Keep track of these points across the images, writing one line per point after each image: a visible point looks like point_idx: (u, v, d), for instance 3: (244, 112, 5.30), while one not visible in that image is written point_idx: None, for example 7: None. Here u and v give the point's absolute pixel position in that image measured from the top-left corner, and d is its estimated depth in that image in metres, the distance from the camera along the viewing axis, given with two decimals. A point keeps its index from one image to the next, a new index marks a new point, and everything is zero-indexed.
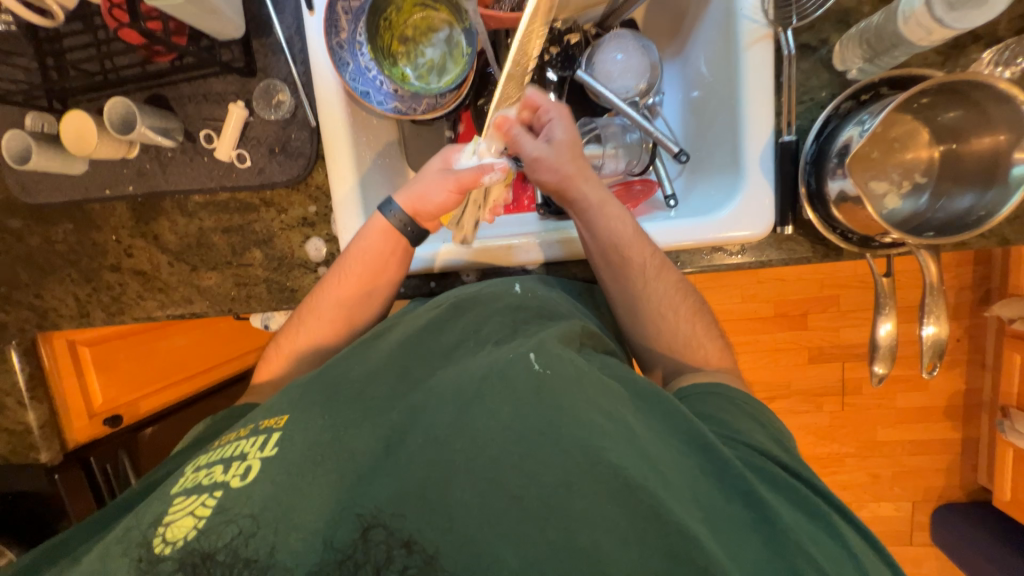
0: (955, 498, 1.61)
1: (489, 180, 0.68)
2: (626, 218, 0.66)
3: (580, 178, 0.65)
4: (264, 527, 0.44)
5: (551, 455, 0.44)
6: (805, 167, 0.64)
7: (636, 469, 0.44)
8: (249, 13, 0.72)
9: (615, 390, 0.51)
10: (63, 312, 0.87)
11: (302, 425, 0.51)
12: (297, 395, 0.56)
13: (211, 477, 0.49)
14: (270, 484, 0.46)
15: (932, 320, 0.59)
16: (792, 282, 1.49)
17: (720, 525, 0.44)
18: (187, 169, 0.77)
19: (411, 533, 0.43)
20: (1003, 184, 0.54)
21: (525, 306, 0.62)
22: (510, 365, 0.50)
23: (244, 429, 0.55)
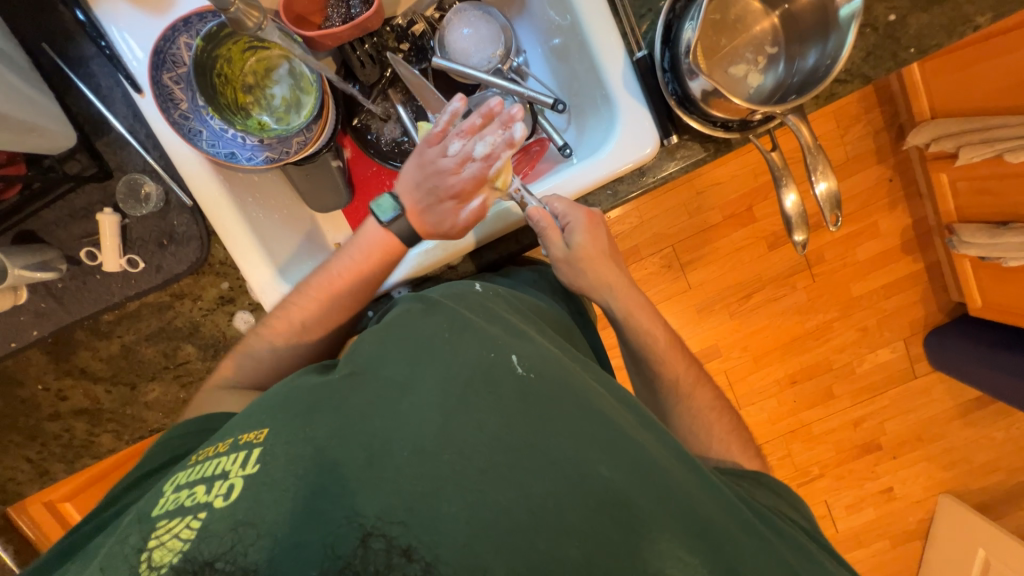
0: (940, 323, 1.70)
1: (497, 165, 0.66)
2: (656, 329, 0.71)
3: (605, 285, 0.70)
4: (255, 540, 0.40)
5: (529, 467, 0.43)
6: (665, 75, 0.64)
7: (629, 485, 0.44)
8: (81, 117, 0.68)
9: (603, 394, 0.52)
10: (22, 478, 0.83)
11: (291, 435, 0.45)
12: (277, 406, 0.48)
13: (193, 498, 0.43)
14: (258, 501, 0.41)
15: (821, 177, 0.62)
16: (726, 183, 1.53)
17: (711, 537, 0.44)
18: (84, 293, 0.73)
19: (409, 540, 0.39)
20: (837, 28, 0.56)
21: (497, 305, 0.60)
22: (494, 366, 0.48)
23: (222, 444, 0.47)
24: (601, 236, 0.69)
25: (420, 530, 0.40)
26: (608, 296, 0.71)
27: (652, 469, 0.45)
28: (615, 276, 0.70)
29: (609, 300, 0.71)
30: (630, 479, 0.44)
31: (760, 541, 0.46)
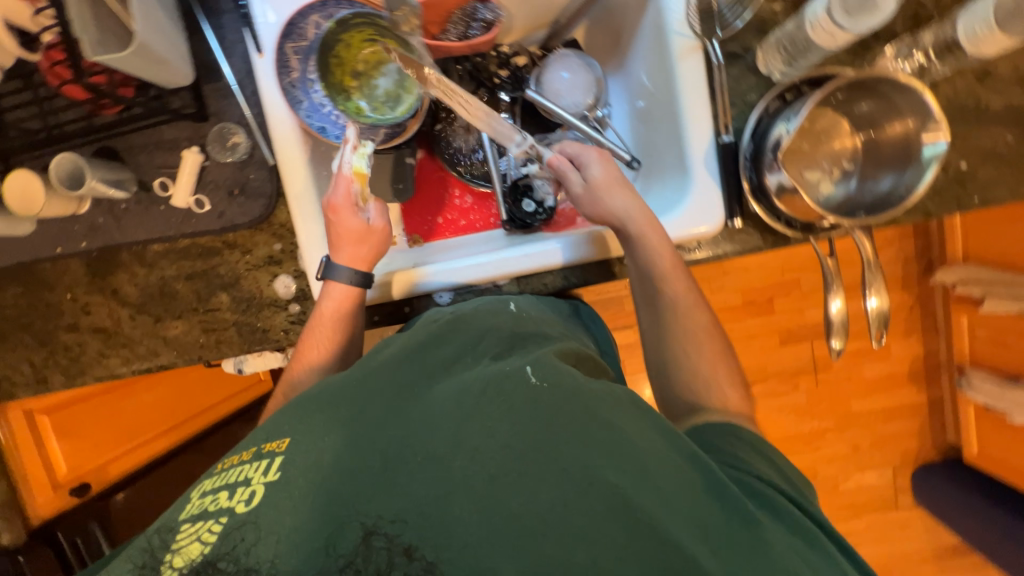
0: (931, 459, 1.69)
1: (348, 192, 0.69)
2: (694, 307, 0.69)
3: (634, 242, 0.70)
4: (269, 538, 0.42)
5: (540, 471, 0.41)
6: (745, 163, 0.69)
7: (634, 488, 0.42)
8: (197, 60, 0.72)
9: (614, 396, 0.49)
10: (17, 380, 0.82)
11: (309, 442, 0.47)
12: (298, 412, 0.50)
13: (215, 503, 0.45)
14: (279, 507, 0.43)
15: (874, 292, 0.64)
16: (754, 271, 1.55)
17: (715, 541, 0.42)
18: (144, 219, 0.75)
19: (411, 539, 0.40)
20: (917, 163, 0.60)
21: (522, 325, 0.61)
22: (506, 376, 0.47)
23: (245, 452, 0.49)
24: (613, 169, 0.72)
25: (427, 522, 0.40)
26: (658, 256, 0.68)
27: (657, 474, 0.43)
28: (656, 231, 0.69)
29: (660, 262, 0.68)
30: (635, 483, 0.42)
31: (776, 562, 0.42)
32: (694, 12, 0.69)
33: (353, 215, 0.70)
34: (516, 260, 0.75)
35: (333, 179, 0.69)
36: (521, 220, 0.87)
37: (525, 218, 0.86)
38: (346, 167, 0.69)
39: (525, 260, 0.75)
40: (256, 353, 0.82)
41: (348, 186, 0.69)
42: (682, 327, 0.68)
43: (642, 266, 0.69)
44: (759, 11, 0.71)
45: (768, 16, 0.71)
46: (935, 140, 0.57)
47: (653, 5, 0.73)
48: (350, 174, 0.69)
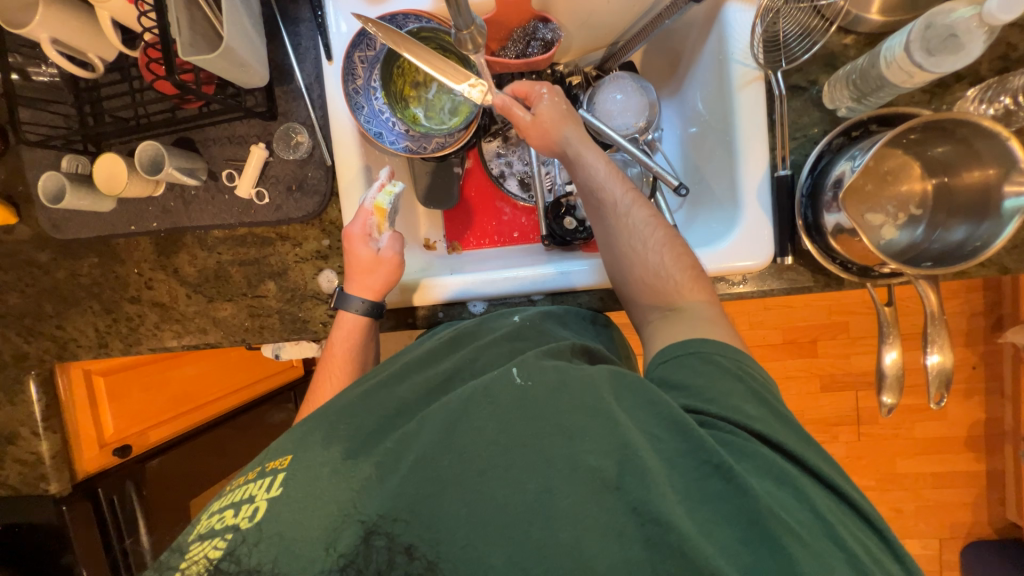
0: (985, 536, 1.54)
1: (368, 223, 0.73)
2: (665, 253, 0.62)
3: (588, 158, 0.69)
4: (273, 543, 0.43)
5: (529, 470, 0.41)
6: (801, 200, 0.67)
7: (614, 467, 0.41)
8: (274, 63, 0.78)
9: (592, 377, 0.47)
10: (83, 343, 0.89)
11: (308, 458, 0.48)
12: (300, 433, 0.51)
13: (223, 521, 0.46)
14: (280, 521, 0.43)
15: (936, 349, 0.60)
16: (799, 310, 1.47)
17: (697, 503, 0.40)
18: (209, 206, 0.81)
19: (411, 538, 0.40)
20: (996, 216, 0.56)
21: (521, 337, 0.62)
22: (494, 381, 0.48)
23: (251, 472, 0.50)
24: (563, 102, 0.73)
25: (431, 524, 0.41)
26: (613, 188, 0.66)
27: (634, 441, 0.42)
28: (600, 159, 0.68)
29: (611, 183, 0.66)
30: (614, 460, 0.41)
31: (766, 522, 0.38)
32: (759, 41, 0.67)
33: (364, 246, 0.73)
34: (542, 280, 0.75)
35: (357, 210, 0.74)
36: (561, 237, 0.86)
37: (565, 235, 0.85)
38: (369, 202, 0.73)
39: (550, 280, 0.75)
40: (294, 341, 0.86)
41: (366, 219, 0.73)
42: (640, 252, 0.63)
43: (595, 198, 0.67)
44: (829, 44, 0.68)
45: (839, 50, 0.68)
46: (1019, 192, 0.53)
47: (716, 32, 0.71)
48: (372, 209, 0.73)
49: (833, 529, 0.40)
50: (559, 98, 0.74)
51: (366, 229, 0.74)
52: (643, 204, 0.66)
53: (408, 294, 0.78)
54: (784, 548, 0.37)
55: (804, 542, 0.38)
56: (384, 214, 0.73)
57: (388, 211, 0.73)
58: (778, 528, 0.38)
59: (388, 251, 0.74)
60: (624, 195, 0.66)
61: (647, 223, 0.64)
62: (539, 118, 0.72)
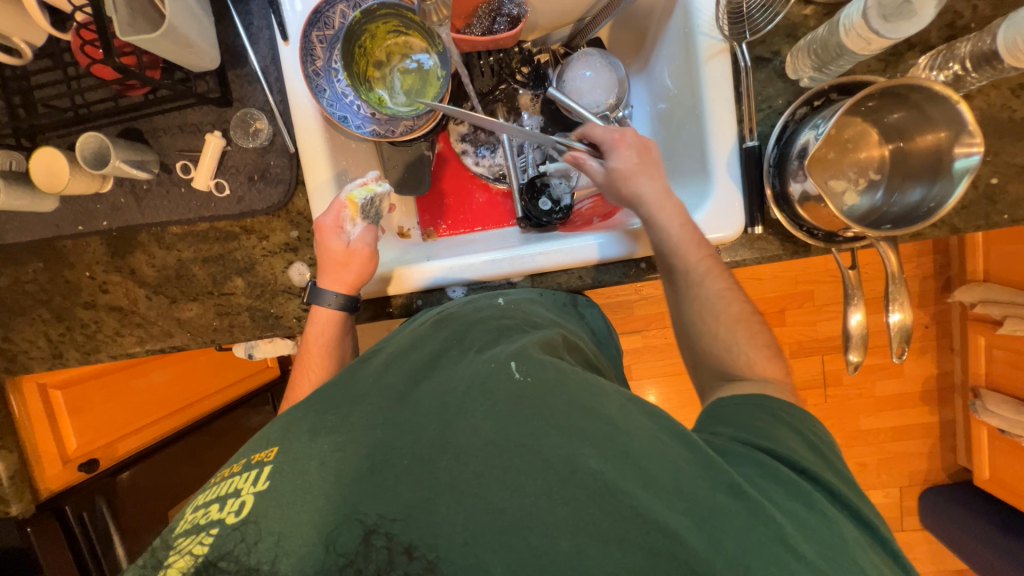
0: (939, 481, 1.66)
1: (343, 218, 0.71)
2: (734, 325, 0.64)
3: (663, 224, 0.66)
4: (264, 539, 0.42)
5: (528, 460, 0.41)
6: (769, 170, 0.68)
7: (618, 473, 0.41)
8: (224, 45, 0.73)
9: (602, 388, 0.48)
10: (34, 354, 0.83)
11: (292, 453, 0.46)
12: (284, 424, 0.50)
13: (208, 516, 0.45)
14: (268, 516, 0.43)
15: (897, 307, 0.64)
16: (767, 281, 1.53)
17: (705, 515, 0.40)
18: (164, 201, 0.76)
19: (410, 539, 0.39)
20: (948, 177, 0.59)
21: (512, 318, 0.61)
22: (493, 374, 0.47)
23: (236, 465, 0.49)
24: (639, 153, 0.69)
25: (429, 526, 0.40)
26: (688, 255, 0.65)
27: (641, 455, 0.42)
28: (676, 220, 0.66)
29: (688, 251, 0.66)
30: (617, 467, 0.41)
31: (777, 539, 0.40)
32: (723, 14, 0.68)
33: (335, 238, 0.71)
34: (519, 266, 0.75)
35: (332, 202, 0.72)
36: (537, 219, 0.85)
37: (541, 217, 0.85)
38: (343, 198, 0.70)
39: (526, 264, 0.74)
40: (267, 339, 0.83)
41: (339, 211, 0.71)
42: (711, 326, 0.64)
43: (669, 262, 0.67)
44: (790, 15, 0.70)
45: (799, 21, 0.70)
46: (968, 153, 0.56)
47: (681, 7, 0.72)
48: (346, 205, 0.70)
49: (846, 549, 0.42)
50: (638, 146, 0.70)
51: (337, 223, 0.71)
52: (717, 273, 0.65)
53: (380, 279, 0.76)
54: (784, 558, 0.39)
55: (808, 556, 0.40)
56: (360, 209, 0.71)
57: (361, 204, 0.70)
58: (780, 541, 0.40)
59: (361, 245, 0.72)
60: (698, 265, 0.65)
61: (721, 297, 0.65)
62: (616, 169, 0.69)
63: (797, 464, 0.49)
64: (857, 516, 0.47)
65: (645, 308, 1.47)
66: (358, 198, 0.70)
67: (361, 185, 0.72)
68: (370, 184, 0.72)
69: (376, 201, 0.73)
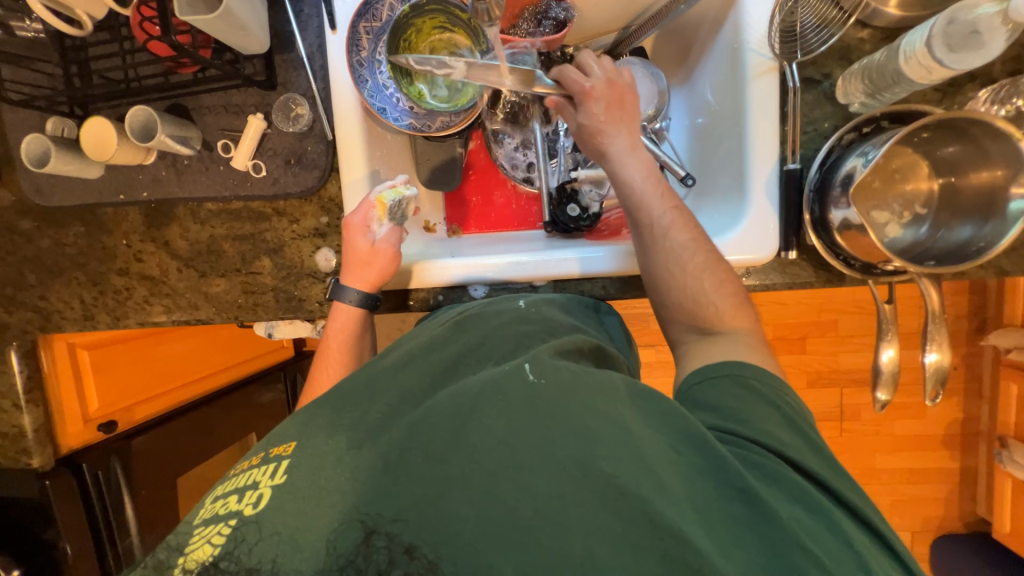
0: (954, 530, 1.60)
1: (370, 218, 0.72)
2: (704, 280, 0.61)
3: (631, 171, 0.66)
4: (268, 537, 0.42)
5: (544, 467, 0.40)
6: (809, 196, 0.67)
7: (631, 477, 0.40)
8: (274, 30, 0.75)
9: (613, 386, 0.48)
10: (68, 314, 0.86)
11: (313, 447, 0.48)
12: (302, 421, 0.52)
13: (227, 507, 0.45)
14: (282, 509, 0.43)
15: (934, 347, 0.61)
16: (791, 306, 1.48)
17: (717, 525, 0.40)
18: (202, 177, 0.78)
19: (410, 539, 0.39)
20: (1001, 217, 0.56)
21: (529, 319, 0.62)
22: (506, 376, 0.48)
23: (255, 458, 0.50)
24: (618, 99, 0.69)
25: (438, 526, 0.39)
26: (653, 208, 0.64)
27: (653, 459, 0.42)
28: (639, 174, 0.66)
29: (652, 204, 0.65)
30: (631, 471, 0.40)
31: (786, 545, 0.39)
32: (776, 32, 0.66)
33: (361, 237, 0.72)
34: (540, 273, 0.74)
35: (362, 201, 0.73)
36: (564, 225, 0.84)
37: (568, 223, 0.84)
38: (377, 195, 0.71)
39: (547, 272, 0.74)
40: (288, 320, 0.84)
41: (366, 211, 0.71)
42: (679, 279, 0.62)
43: (634, 215, 0.66)
44: (845, 37, 0.68)
45: (855, 44, 0.68)
46: None
47: (731, 20, 0.71)
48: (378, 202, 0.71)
49: (859, 557, 0.41)
50: (611, 96, 0.68)
51: (363, 222, 0.72)
52: (682, 225, 0.64)
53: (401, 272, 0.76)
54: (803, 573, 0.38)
55: (823, 565, 0.38)
56: (387, 212, 0.71)
57: (389, 205, 0.70)
58: (798, 555, 0.39)
59: (386, 246, 0.72)
60: (664, 217, 0.64)
61: (687, 249, 0.62)
62: (589, 122, 0.69)
63: (783, 450, 0.47)
64: (856, 510, 0.45)
65: None
66: (385, 201, 0.70)
67: (392, 187, 0.72)
68: (400, 188, 0.72)
69: (403, 204, 0.73)
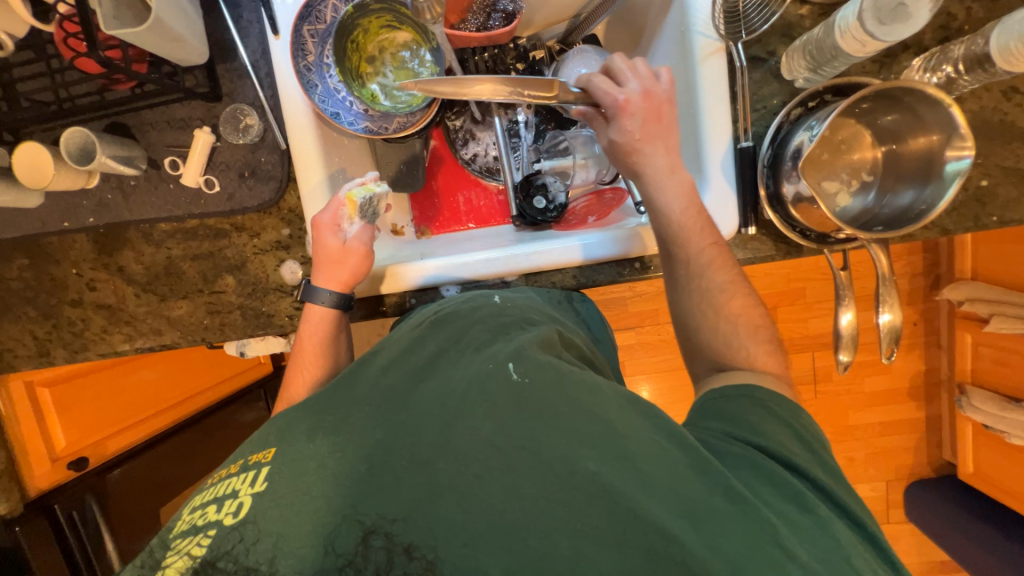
0: (924, 475, 1.70)
1: (341, 215, 0.70)
2: (735, 320, 0.63)
3: (670, 200, 0.64)
4: (260, 540, 0.42)
5: (526, 464, 0.41)
6: (763, 170, 0.68)
7: (617, 476, 0.41)
8: (213, 39, 0.72)
9: (599, 388, 0.47)
10: (20, 352, 0.82)
11: (292, 453, 0.46)
12: (279, 428, 0.50)
13: (205, 517, 0.45)
14: (266, 517, 0.43)
15: (886, 308, 0.65)
16: (759, 278, 1.53)
17: (705, 520, 0.40)
18: (152, 197, 0.75)
19: (411, 538, 0.40)
20: (938, 180, 0.59)
21: (508, 317, 0.60)
22: (488, 377, 0.47)
23: (232, 466, 0.49)
24: (657, 118, 0.65)
25: (427, 533, 0.40)
26: (690, 244, 0.64)
27: (639, 457, 0.42)
28: (678, 204, 0.64)
29: (689, 237, 0.64)
30: (617, 470, 0.41)
31: (769, 537, 0.40)
32: (720, 13, 0.67)
33: (332, 235, 0.70)
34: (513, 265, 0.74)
35: (330, 199, 0.71)
36: (531, 217, 0.84)
37: (536, 216, 0.84)
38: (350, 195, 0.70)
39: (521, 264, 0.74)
40: (259, 337, 0.82)
41: (337, 209, 0.70)
42: (711, 319, 0.63)
43: (669, 249, 0.66)
44: (786, 15, 0.69)
45: (795, 20, 0.69)
46: (959, 156, 0.57)
47: (678, 2, 0.71)
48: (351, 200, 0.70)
49: (841, 550, 0.43)
50: (649, 111, 0.64)
51: (334, 219, 0.70)
52: (720, 264, 0.64)
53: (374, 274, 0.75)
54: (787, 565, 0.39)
55: (804, 556, 0.40)
56: (359, 208, 0.70)
57: (360, 202, 0.70)
58: (782, 548, 0.40)
59: (358, 242, 0.71)
60: (701, 254, 0.64)
61: (723, 290, 0.64)
62: (624, 140, 0.65)
63: (791, 463, 0.49)
64: (850, 513, 0.47)
65: (638, 304, 1.48)
66: (357, 197, 0.70)
67: (363, 184, 0.71)
68: (371, 184, 0.71)
69: (374, 200, 0.72)
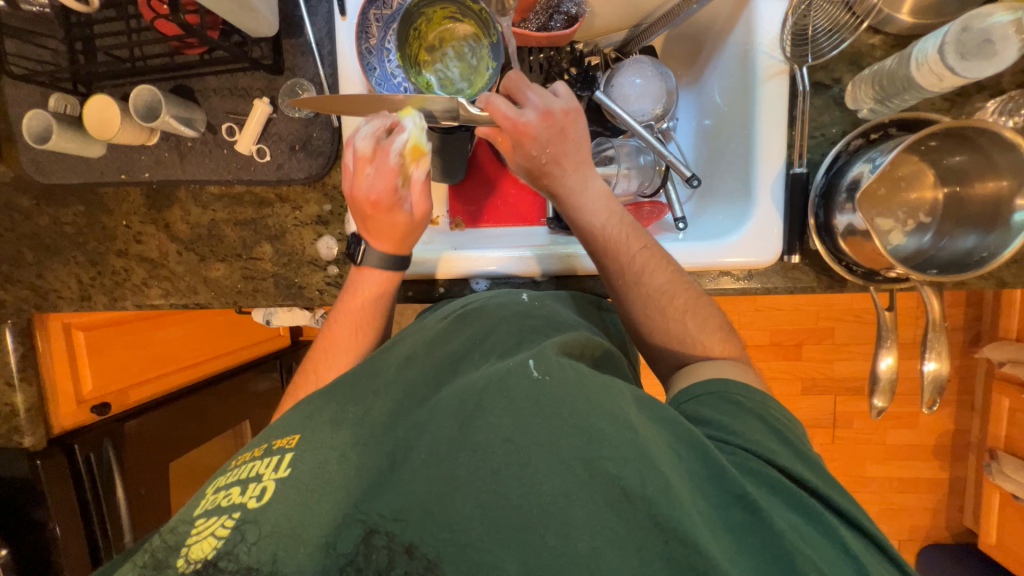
0: (941, 540, 1.61)
1: (404, 168, 0.63)
2: (685, 320, 0.62)
3: (590, 213, 0.66)
4: (266, 535, 0.41)
5: (549, 463, 0.40)
6: (815, 200, 0.66)
7: (637, 477, 0.40)
8: (283, 14, 0.74)
9: (616, 388, 0.48)
10: (64, 294, 0.85)
11: (316, 440, 0.47)
12: (306, 413, 0.51)
13: (229, 499, 0.45)
14: (287, 503, 0.43)
15: (933, 356, 0.62)
16: (787, 312, 1.49)
17: (720, 530, 0.40)
18: (205, 159, 0.77)
19: (412, 538, 0.39)
20: (1004, 228, 0.56)
21: (532, 314, 0.61)
22: (510, 373, 0.47)
23: (258, 450, 0.50)
24: (562, 134, 0.67)
25: (438, 524, 0.39)
26: (622, 251, 0.64)
27: (659, 461, 0.42)
28: (600, 216, 0.66)
29: (617, 246, 0.64)
30: (637, 471, 0.40)
31: (784, 549, 0.39)
32: (789, 34, 0.66)
33: (403, 196, 0.64)
34: (547, 262, 0.74)
35: (385, 148, 0.61)
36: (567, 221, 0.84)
37: None
38: (397, 140, 0.62)
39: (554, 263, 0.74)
40: (287, 307, 0.84)
41: (399, 162, 0.62)
42: (660, 322, 0.63)
43: (603, 260, 0.65)
44: (856, 43, 0.68)
45: (865, 50, 0.68)
46: None
47: (744, 21, 0.70)
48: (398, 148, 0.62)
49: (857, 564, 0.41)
50: (551, 131, 0.66)
51: (401, 175, 0.63)
52: (655, 267, 0.63)
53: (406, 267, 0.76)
54: None
55: (815, 565, 0.39)
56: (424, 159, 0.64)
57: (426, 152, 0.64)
58: (801, 560, 0.39)
59: (423, 200, 0.66)
60: (633, 260, 0.63)
61: (664, 291, 0.63)
62: (533, 165, 0.67)
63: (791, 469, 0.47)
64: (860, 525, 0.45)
65: None
66: (421, 149, 0.63)
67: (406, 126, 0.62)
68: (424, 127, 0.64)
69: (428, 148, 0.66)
